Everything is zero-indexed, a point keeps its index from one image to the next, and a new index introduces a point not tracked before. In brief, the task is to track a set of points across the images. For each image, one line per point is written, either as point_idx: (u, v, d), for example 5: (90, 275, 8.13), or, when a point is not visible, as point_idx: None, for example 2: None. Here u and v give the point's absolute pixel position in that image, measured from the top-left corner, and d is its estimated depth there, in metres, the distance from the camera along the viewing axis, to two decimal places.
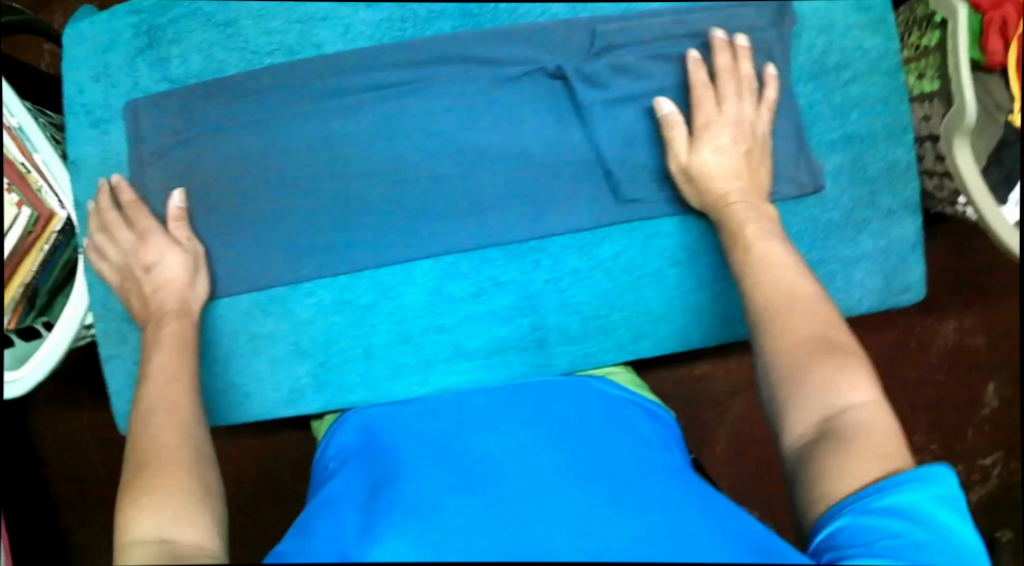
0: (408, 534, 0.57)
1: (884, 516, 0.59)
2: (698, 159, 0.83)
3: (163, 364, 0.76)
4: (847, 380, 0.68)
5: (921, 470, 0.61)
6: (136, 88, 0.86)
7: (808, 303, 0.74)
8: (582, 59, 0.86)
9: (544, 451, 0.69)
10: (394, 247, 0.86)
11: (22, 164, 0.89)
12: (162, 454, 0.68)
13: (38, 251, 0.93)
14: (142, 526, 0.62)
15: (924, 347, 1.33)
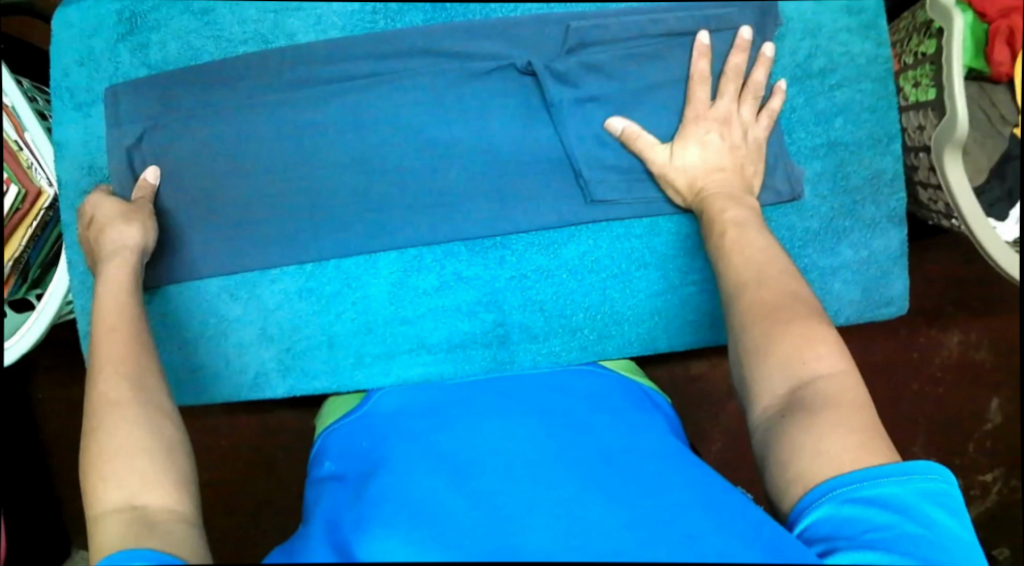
0: (403, 525, 0.58)
1: (867, 506, 0.58)
2: (682, 145, 0.82)
3: (112, 314, 0.74)
4: (812, 350, 0.67)
5: (906, 462, 0.60)
6: (117, 72, 0.87)
7: (782, 279, 0.72)
8: (554, 56, 0.85)
9: (531, 435, 0.68)
10: (359, 238, 0.86)
11: (15, 140, 0.95)
12: (114, 411, 0.66)
13: (27, 228, 0.96)
14: (108, 497, 0.61)
15: (926, 358, 1.28)
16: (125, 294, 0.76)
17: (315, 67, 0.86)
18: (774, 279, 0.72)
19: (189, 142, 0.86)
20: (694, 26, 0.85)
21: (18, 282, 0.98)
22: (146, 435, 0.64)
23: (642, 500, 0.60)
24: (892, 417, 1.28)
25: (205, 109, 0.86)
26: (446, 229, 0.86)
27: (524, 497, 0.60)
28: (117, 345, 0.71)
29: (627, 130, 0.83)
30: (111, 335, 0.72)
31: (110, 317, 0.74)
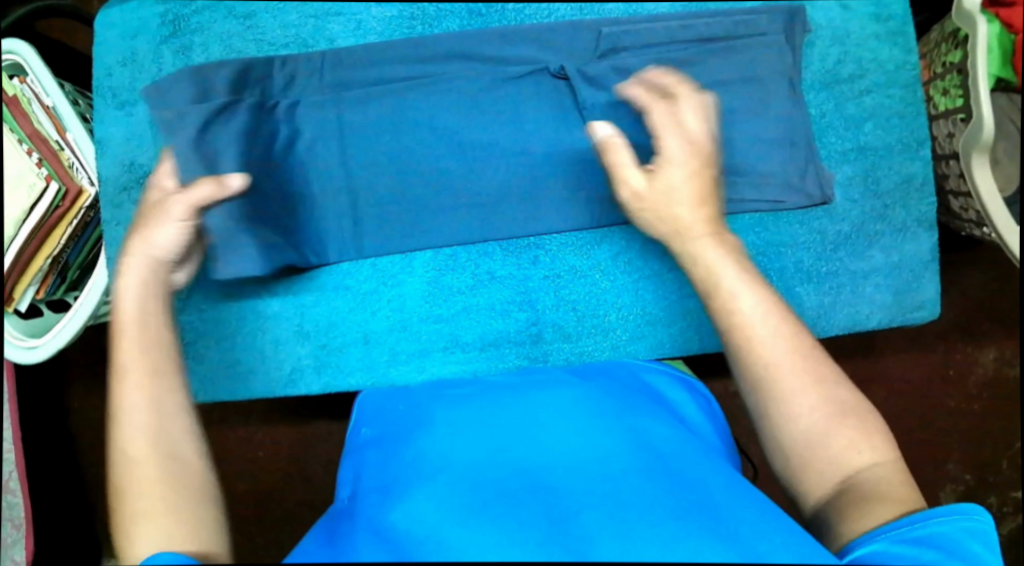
0: (438, 489, 0.63)
1: (916, 545, 0.57)
2: (661, 180, 0.78)
3: (139, 341, 0.69)
4: (869, 443, 0.63)
5: (951, 504, 0.60)
6: (160, 73, 0.90)
7: (810, 353, 0.67)
8: (586, 61, 0.87)
9: (575, 421, 0.69)
10: (392, 237, 0.88)
11: (56, 140, 0.98)
12: (138, 462, 0.61)
13: (68, 225, 0.99)
14: (141, 548, 0.57)
15: (960, 375, 1.26)
16: (142, 323, 0.70)
17: (353, 70, 0.88)
18: (804, 354, 0.67)
19: (243, 128, 0.86)
20: (723, 31, 0.86)
21: (57, 281, 1.02)
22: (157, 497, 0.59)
23: (679, 505, 0.61)
24: (924, 432, 1.27)
25: (239, 105, 0.87)
26: (479, 228, 0.87)
27: (564, 493, 0.62)
28: (130, 387, 0.65)
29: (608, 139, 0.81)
30: (123, 379, 0.66)
31: (130, 357, 0.67)
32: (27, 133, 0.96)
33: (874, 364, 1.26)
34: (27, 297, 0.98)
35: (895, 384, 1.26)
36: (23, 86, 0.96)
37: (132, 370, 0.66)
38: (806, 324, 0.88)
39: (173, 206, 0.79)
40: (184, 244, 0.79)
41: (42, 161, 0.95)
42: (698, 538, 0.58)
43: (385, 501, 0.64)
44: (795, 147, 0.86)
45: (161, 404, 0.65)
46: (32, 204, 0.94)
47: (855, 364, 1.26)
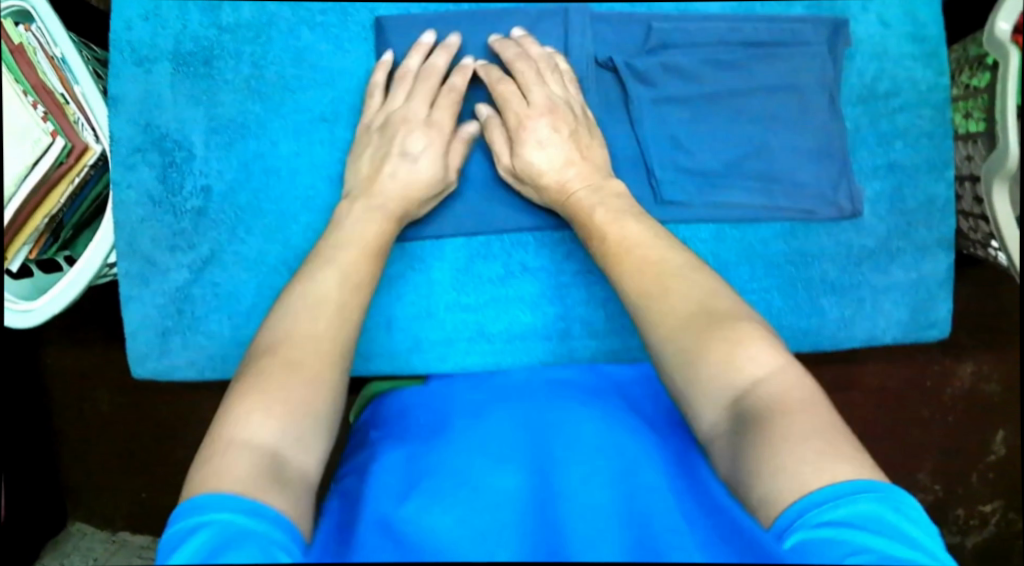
0: (446, 503, 0.64)
1: (842, 527, 0.56)
2: (522, 160, 0.83)
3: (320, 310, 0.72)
4: (744, 352, 0.67)
5: (846, 480, 0.58)
6: (185, 31, 0.86)
7: (690, 297, 0.73)
8: (634, 54, 0.85)
9: (607, 424, 0.71)
10: (425, 224, 0.86)
11: (61, 94, 0.92)
12: (284, 389, 0.65)
13: (68, 184, 0.93)
14: (244, 431, 0.62)
15: (938, 386, 1.30)
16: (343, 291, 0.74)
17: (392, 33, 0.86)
18: (687, 302, 0.72)
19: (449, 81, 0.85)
20: (770, 37, 0.86)
21: (50, 240, 0.95)
22: (298, 409, 0.65)
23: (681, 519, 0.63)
24: (900, 440, 1.31)
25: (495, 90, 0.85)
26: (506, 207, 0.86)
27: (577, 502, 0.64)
28: (325, 341, 0.70)
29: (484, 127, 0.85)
30: (304, 323, 0.71)
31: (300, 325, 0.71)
32: (32, 84, 0.89)
33: (860, 373, 1.30)
34: (20, 256, 0.92)
35: (879, 393, 1.30)
36: (29, 34, 0.91)
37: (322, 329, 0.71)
38: (825, 335, 0.90)
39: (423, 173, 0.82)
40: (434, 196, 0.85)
41: (47, 115, 0.90)
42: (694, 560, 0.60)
43: (397, 503, 0.66)
44: (831, 157, 0.87)
45: (326, 361, 0.69)
46: (35, 158, 0.89)
47: (843, 371, 1.29)
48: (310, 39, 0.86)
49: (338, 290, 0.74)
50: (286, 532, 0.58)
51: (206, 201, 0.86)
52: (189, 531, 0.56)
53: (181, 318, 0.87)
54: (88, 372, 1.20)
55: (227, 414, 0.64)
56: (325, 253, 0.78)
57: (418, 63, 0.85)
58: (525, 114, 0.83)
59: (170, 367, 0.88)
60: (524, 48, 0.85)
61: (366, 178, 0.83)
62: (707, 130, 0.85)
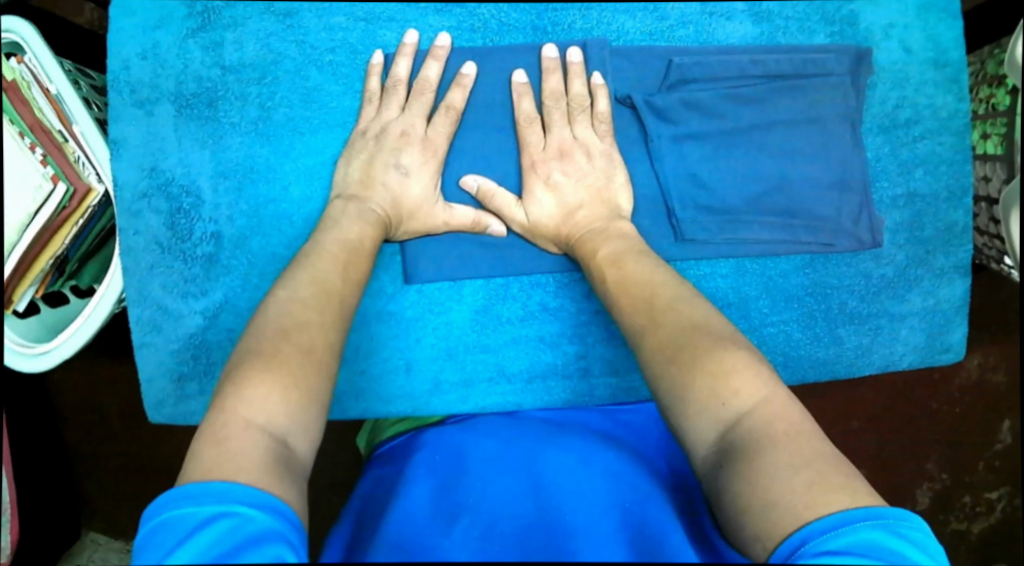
0: (472, 534, 0.63)
1: (847, 554, 0.52)
2: (535, 207, 0.83)
3: (319, 308, 0.69)
4: (727, 386, 0.64)
5: (856, 508, 0.55)
6: (186, 72, 0.83)
7: (683, 318, 0.70)
8: (654, 90, 0.84)
9: (630, 461, 0.73)
10: (442, 265, 0.84)
11: (59, 132, 0.88)
12: (288, 366, 0.63)
13: (73, 226, 0.90)
14: (252, 413, 0.59)
15: (947, 378, 1.33)
16: (333, 279, 0.72)
17: (399, 69, 0.83)
18: (675, 327, 0.70)
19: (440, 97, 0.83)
20: (793, 69, 0.84)
21: (55, 275, 0.94)
22: (309, 399, 0.62)
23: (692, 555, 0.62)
24: (908, 433, 1.33)
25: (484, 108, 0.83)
26: (516, 236, 0.85)
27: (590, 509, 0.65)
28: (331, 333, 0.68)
29: (478, 221, 0.83)
30: (308, 312, 0.68)
31: (302, 312, 0.68)
32: (28, 124, 0.86)
33: None
34: (26, 297, 0.91)
35: (885, 389, 1.32)
36: (22, 66, 0.86)
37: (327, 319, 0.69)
38: (843, 363, 0.90)
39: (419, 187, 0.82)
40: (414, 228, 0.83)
41: (47, 158, 0.86)
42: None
43: (417, 529, 0.64)
44: (852, 190, 0.86)
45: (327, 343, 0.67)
46: (38, 206, 0.86)
47: None
48: (319, 79, 0.83)
49: (339, 287, 0.72)
50: (299, 533, 0.55)
51: (217, 247, 0.84)
52: (204, 521, 0.52)
53: (196, 364, 0.86)
54: (109, 385, 1.21)
55: (235, 393, 0.61)
56: (322, 249, 0.75)
57: (406, 69, 0.83)
58: (542, 156, 0.83)
59: (187, 415, 0.86)
60: (567, 82, 0.83)
61: (358, 183, 0.82)
62: (728, 166, 0.84)
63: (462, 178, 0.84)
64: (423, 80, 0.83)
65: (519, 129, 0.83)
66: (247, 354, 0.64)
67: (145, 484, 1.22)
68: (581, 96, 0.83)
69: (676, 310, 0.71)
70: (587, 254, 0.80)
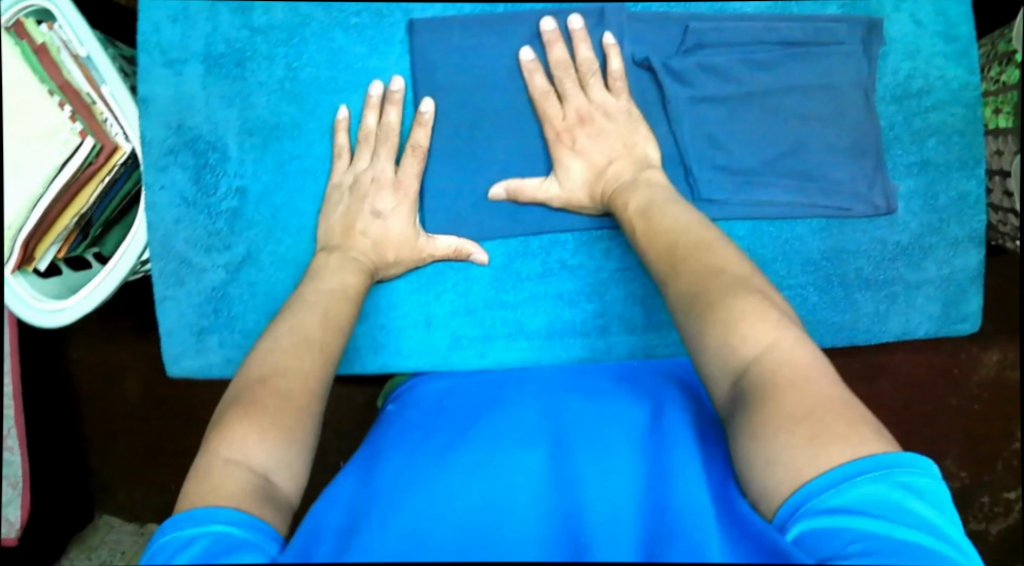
0: (472, 478, 0.66)
1: (840, 513, 0.54)
2: (563, 169, 0.84)
3: (299, 343, 0.72)
4: (736, 331, 0.63)
5: (858, 461, 0.55)
6: (216, 33, 0.85)
7: (697, 278, 0.69)
8: (671, 55, 0.85)
9: (630, 418, 0.71)
10: (462, 224, 0.86)
11: (88, 93, 0.90)
12: (267, 406, 0.66)
13: (98, 183, 0.92)
14: (233, 451, 0.63)
15: (965, 375, 1.30)
16: (313, 322, 0.75)
17: (369, 122, 0.85)
18: (687, 289, 0.69)
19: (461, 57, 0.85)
20: (805, 36, 0.86)
21: (79, 238, 0.96)
22: (286, 438, 0.65)
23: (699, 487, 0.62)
24: (925, 429, 1.30)
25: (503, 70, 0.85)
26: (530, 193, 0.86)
27: (598, 485, 0.64)
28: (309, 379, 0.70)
29: (460, 249, 0.85)
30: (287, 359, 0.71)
31: (281, 357, 0.71)
32: (58, 85, 0.88)
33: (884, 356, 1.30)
34: (47, 257, 0.92)
35: (903, 384, 1.30)
36: (51, 33, 0.89)
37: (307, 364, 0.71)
38: (859, 330, 0.90)
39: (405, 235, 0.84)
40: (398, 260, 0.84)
41: (75, 114, 0.89)
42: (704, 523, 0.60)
43: (419, 473, 0.67)
44: (866, 156, 0.87)
45: (306, 382, 0.69)
46: (64, 160, 0.89)
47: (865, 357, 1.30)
48: (344, 41, 0.86)
49: (320, 333, 0.74)
50: (277, 541, 0.60)
51: (241, 202, 0.86)
52: (184, 543, 0.57)
53: (217, 317, 0.87)
54: (125, 363, 1.21)
55: (220, 435, 0.64)
56: (303, 299, 0.78)
57: (375, 121, 0.85)
58: (564, 125, 0.84)
59: (206, 367, 0.88)
60: (573, 50, 0.84)
61: (341, 238, 0.84)
62: (743, 130, 0.86)
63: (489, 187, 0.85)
64: (388, 99, 0.84)
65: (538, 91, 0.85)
66: (230, 404, 0.67)
67: (153, 464, 1.21)
68: (589, 61, 0.84)
69: (697, 260, 0.71)
70: (618, 209, 0.81)
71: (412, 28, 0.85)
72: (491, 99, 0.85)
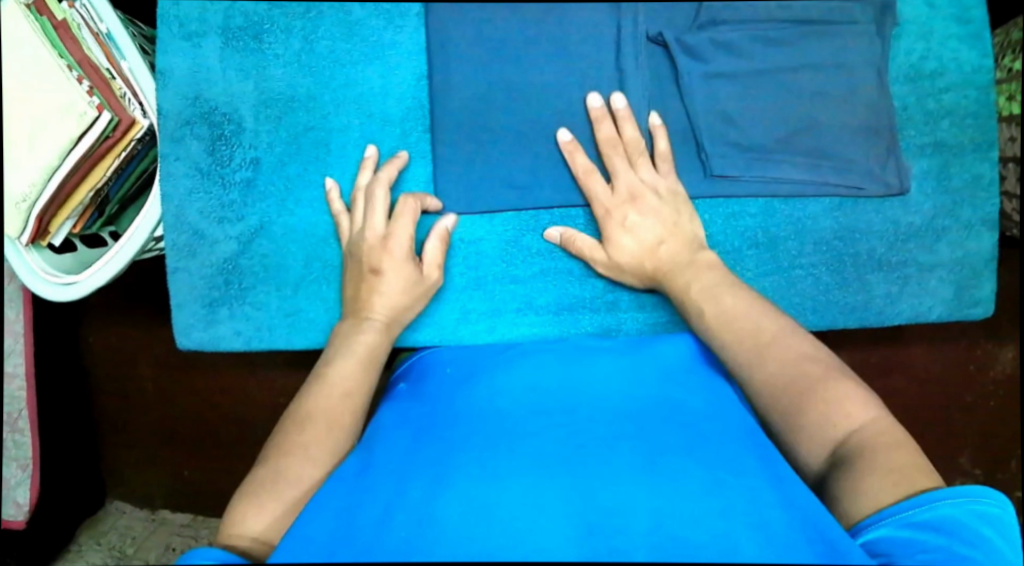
0: (472, 466, 0.65)
1: (918, 528, 0.62)
2: (613, 245, 0.84)
3: (297, 410, 0.75)
4: (840, 409, 0.72)
5: (949, 487, 0.64)
6: (235, 6, 0.87)
7: (785, 363, 0.75)
8: (684, 31, 0.86)
9: (642, 405, 0.72)
10: (474, 199, 0.86)
11: (107, 69, 0.91)
12: (261, 481, 0.69)
13: (114, 158, 0.93)
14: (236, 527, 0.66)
15: (982, 371, 1.25)
16: (314, 387, 0.77)
17: (364, 180, 0.86)
18: (782, 373, 0.75)
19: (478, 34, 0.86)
20: (818, 15, 0.86)
21: (94, 215, 0.97)
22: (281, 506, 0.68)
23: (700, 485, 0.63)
24: (940, 427, 1.27)
25: (518, 46, 0.86)
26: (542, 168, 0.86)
27: (610, 468, 0.64)
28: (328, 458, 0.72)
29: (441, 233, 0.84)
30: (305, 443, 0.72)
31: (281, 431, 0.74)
32: (77, 60, 0.89)
33: (901, 353, 1.25)
34: (62, 232, 0.93)
35: (921, 382, 1.26)
36: (72, 11, 0.90)
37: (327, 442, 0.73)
38: (871, 312, 0.90)
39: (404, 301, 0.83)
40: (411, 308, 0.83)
41: (92, 89, 0.88)
42: (715, 520, 0.60)
43: (418, 462, 0.67)
44: (879, 135, 0.87)
45: (297, 442, 0.72)
46: (81, 132, 0.88)
47: (884, 353, 1.25)
48: (362, 15, 0.87)
49: (321, 401, 0.76)
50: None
51: (255, 173, 0.87)
52: None
53: (228, 288, 0.87)
54: (127, 349, 1.19)
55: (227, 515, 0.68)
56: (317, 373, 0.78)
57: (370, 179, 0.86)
58: (613, 203, 0.84)
59: (216, 339, 0.88)
60: (617, 128, 0.85)
61: (352, 305, 0.83)
62: (756, 106, 0.86)
63: (545, 230, 0.86)
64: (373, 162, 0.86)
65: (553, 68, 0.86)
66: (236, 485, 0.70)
67: (160, 449, 1.20)
68: (635, 140, 0.84)
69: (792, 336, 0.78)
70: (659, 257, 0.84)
71: (429, 7, 0.86)
72: (507, 75, 0.86)
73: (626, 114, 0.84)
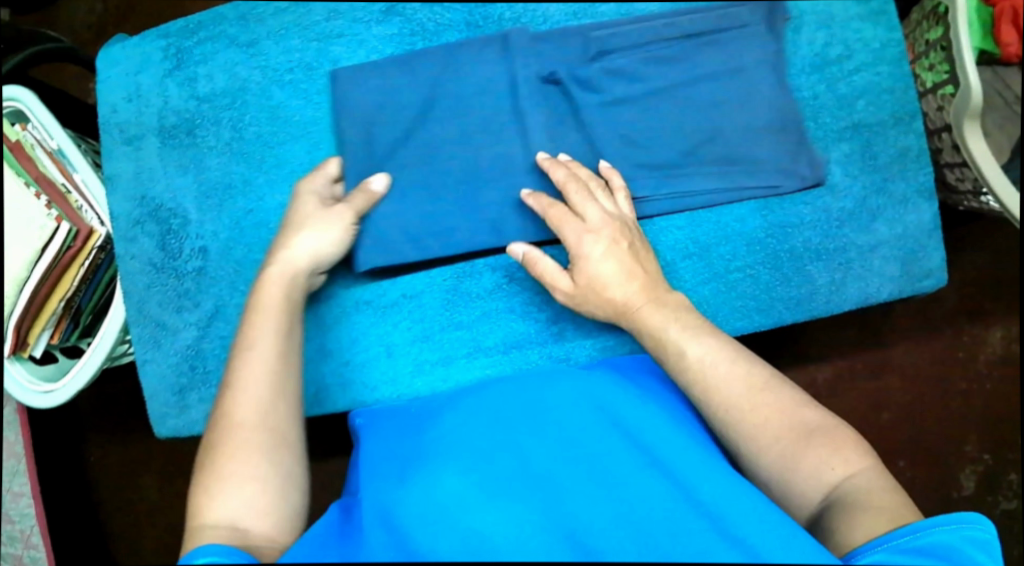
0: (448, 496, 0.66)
1: (915, 555, 0.61)
2: (582, 274, 0.83)
3: (243, 373, 0.73)
4: (839, 454, 0.69)
5: (944, 513, 0.63)
6: (167, 106, 0.92)
7: (782, 408, 0.73)
8: (579, 64, 0.90)
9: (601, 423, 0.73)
10: (407, 254, 0.88)
11: (62, 184, 0.97)
12: (223, 464, 0.68)
13: (79, 267, 0.99)
14: (212, 513, 0.65)
15: (971, 357, 1.23)
16: (253, 338, 0.75)
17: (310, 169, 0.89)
18: (767, 410, 0.73)
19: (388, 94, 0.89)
20: (710, 25, 0.89)
21: (70, 326, 1.01)
22: (249, 489, 0.67)
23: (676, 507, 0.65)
24: (942, 417, 1.23)
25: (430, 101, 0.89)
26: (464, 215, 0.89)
27: (577, 504, 0.66)
28: (281, 418, 0.72)
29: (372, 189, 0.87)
30: (253, 409, 0.71)
31: (236, 402, 0.71)
32: (33, 176, 0.95)
33: (886, 350, 1.23)
34: (41, 343, 0.98)
35: (913, 375, 1.23)
36: (25, 132, 0.96)
37: (271, 403, 0.72)
38: (818, 301, 0.90)
39: (322, 252, 0.83)
40: (329, 243, 0.83)
41: (51, 203, 0.95)
42: (696, 537, 0.63)
43: (395, 489, 0.68)
44: (788, 132, 0.88)
45: (252, 414, 0.71)
46: (44, 245, 0.94)
47: (868, 355, 1.22)
48: (281, 96, 0.92)
49: (273, 360, 0.74)
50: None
51: (204, 261, 0.92)
52: None
53: (195, 374, 0.92)
54: (122, 447, 1.24)
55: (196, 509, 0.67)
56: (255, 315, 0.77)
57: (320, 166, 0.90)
58: (580, 232, 0.83)
59: (189, 424, 0.92)
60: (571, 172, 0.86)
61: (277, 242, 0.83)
62: (659, 125, 0.89)
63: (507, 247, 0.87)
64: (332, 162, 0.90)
65: (465, 118, 0.89)
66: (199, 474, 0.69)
67: (165, 543, 1.23)
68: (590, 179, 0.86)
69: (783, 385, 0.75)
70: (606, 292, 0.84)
71: (337, 89, 0.90)
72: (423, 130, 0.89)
73: (578, 166, 0.87)
